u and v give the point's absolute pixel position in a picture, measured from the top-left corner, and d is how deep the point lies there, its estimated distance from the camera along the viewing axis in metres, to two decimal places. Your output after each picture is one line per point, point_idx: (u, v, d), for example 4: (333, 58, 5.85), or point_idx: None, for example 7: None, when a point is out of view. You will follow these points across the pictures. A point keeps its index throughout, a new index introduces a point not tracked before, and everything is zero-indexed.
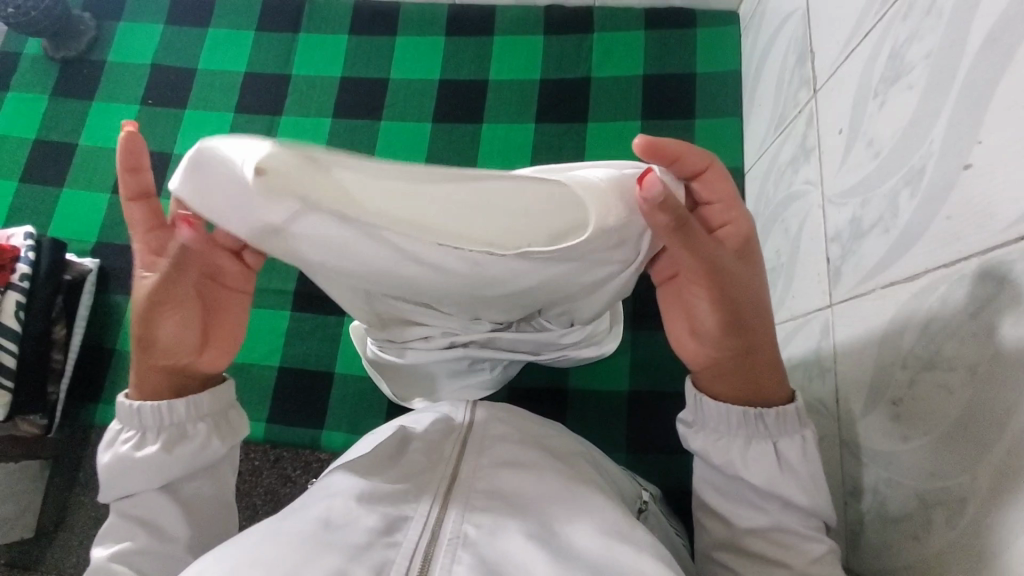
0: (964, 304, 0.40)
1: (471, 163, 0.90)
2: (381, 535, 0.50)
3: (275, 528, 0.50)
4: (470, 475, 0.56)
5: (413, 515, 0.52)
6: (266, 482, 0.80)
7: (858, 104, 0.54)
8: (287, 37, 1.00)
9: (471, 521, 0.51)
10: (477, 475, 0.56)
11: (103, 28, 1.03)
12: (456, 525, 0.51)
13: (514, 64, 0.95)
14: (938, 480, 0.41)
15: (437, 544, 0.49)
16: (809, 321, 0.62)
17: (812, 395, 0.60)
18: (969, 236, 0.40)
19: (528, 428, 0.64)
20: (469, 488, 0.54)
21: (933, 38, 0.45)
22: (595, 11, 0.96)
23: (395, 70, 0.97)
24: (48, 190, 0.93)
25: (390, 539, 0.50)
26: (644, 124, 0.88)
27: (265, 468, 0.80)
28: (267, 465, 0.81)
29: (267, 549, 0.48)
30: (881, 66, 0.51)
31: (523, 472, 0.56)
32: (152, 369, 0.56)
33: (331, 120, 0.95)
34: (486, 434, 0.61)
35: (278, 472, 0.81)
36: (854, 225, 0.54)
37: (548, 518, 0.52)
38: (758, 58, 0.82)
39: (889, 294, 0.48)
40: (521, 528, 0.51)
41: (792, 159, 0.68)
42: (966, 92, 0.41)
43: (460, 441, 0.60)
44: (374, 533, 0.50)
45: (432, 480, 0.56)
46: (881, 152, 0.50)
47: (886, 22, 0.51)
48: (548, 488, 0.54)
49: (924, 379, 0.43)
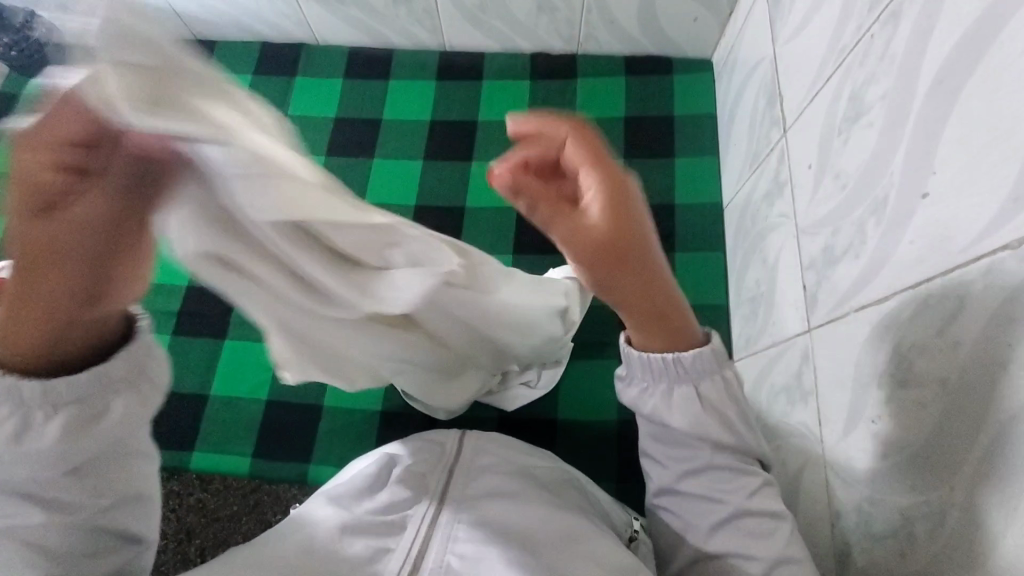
0: (930, 323, 0.42)
1: (461, 200, 0.94)
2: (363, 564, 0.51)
3: (257, 558, 0.52)
4: (453, 506, 0.56)
5: (396, 546, 0.53)
6: (246, 528, 0.78)
7: (825, 141, 0.58)
8: (283, 80, 1.04)
9: (455, 551, 0.52)
10: (462, 506, 0.56)
11: None
12: (438, 557, 0.52)
13: (503, 106, 1.00)
14: (919, 493, 0.43)
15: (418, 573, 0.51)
16: (790, 347, 0.64)
17: (796, 418, 0.62)
18: (932, 258, 0.42)
19: (514, 452, 0.65)
20: (452, 520, 0.54)
21: (887, 81, 0.49)
22: (578, 58, 1.01)
23: (387, 111, 1.01)
24: None
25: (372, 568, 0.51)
26: (626, 163, 0.93)
27: (243, 514, 0.78)
28: (245, 512, 0.78)
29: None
30: (843, 106, 0.55)
31: (507, 502, 0.56)
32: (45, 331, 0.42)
33: (325, 158, 0.98)
34: (475, 464, 0.60)
35: (257, 518, 0.78)
36: (826, 253, 0.57)
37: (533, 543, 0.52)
38: (733, 102, 0.87)
39: (862, 315, 0.50)
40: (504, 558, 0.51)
41: (766, 194, 0.72)
42: (921, 127, 0.44)
43: (448, 468, 0.60)
44: (358, 563, 0.52)
45: (416, 511, 0.55)
46: (847, 184, 0.54)
47: (845, 68, 0.55)
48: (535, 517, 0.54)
49: (899, 397, 0.45)
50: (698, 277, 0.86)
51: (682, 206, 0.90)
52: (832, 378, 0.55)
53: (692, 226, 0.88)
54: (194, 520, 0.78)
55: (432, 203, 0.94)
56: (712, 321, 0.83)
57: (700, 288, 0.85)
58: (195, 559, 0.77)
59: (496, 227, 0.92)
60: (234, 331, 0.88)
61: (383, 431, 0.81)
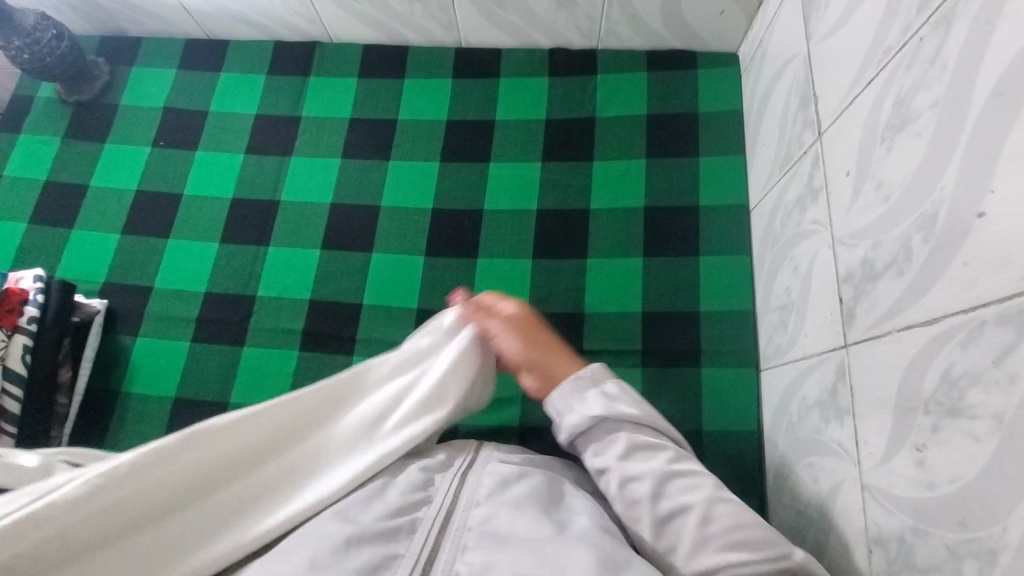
0: (985, 351, 0.40)
1: (478, 203, 0.92)
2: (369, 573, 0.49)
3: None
4: (464, 512, 0.55)
5: (404, 553, 0.51)
6: None
7: (865, 149, 0.55)
8: (297, 80, 1.02)
9: (463, 560, 0.51)
10: (472, 513, 0.55)
11: (117, 72, 1.05)
12: (448, 565, 0.51)
13: (520, 104, 0.97)
14: (969, 530, 0.40)
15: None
16: (824, 362, 0.61)
17: (831, 435, 0.59)
18: (987, 282, 0.40)
19: (529, 460, 0.64)
20: (462, 526, 0.54)
21: (937, 89, 0.46)
22: (598, 53, 0.98)
23: (402, 112, 0.99)
24: (57, 230, 0.94)
25: None
26: (648, 163, 0.90)
27: None
28: None
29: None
30: (886, 112, 0.52)
31: (520, 507, 0.55)
32: None
33: (340, 160, 0.96)
34: (486, 470, 0.60)
35: None
36: (866, 266, 0.54)
37: (547, 550, 0.50)
38: (760, 99, 0.84)
39: (907, 336, 0.48)
40: (515, 562, 0.49)
41: (798, 199, 0.69)
42: (976, 142, 0.42)
43: (459, 474, 0.60)
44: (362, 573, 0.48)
45: (426, 514, 0.55)
46: (890, 196, 0.51)
47: (889, 72, 0.52)
48: (551, 523, 0.53)
49: (948, 426, 0.43)
50: (724, 282, 0.83)
51: (707, 207, 0.87)
52: (871, 396, 0.52)
53: (718, 228, 0.86)
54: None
55: (449, 206, 0.92)
56: (739, 328, 0.80)
57: (726, 294, 0.82)
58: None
59: (514, 231, 0.89)
60: (250, 338, 0.87)
61: None
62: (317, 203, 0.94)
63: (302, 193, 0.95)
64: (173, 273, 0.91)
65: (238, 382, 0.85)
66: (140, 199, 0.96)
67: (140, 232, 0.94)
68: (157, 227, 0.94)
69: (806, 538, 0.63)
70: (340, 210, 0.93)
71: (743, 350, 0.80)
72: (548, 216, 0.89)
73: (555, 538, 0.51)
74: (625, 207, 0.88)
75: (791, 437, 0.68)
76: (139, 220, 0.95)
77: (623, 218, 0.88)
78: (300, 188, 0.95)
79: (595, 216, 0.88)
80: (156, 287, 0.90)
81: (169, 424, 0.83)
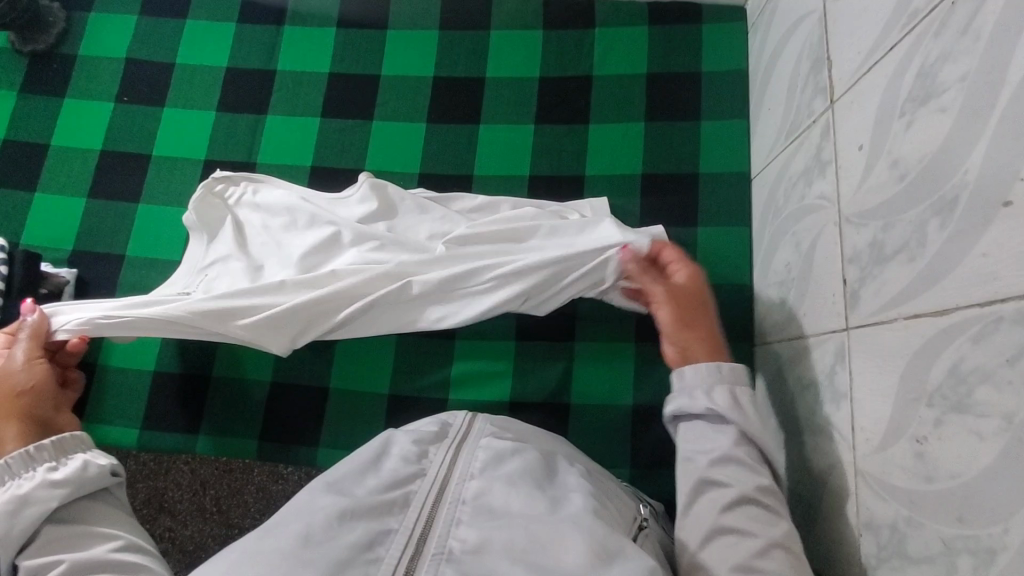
0: (998, 349, 0.38)
1: (467, 167, 0.87)
2: (362, 550, 0.49)
3: (252, 550, 0.48)
4: (459, 486, 0.54)
5: (397, 528, 0.51)
6: (258, 479, 0.78)
7: (881, 122, 0.52)
8: (271, 30, 0.95)
9: (457, 535, 0.51)
10: (467, 487, 0.54)
11: (73, 18, 0.96)
12: (441, 541, 0.50)
13: (512, 60, 0.91)
14: (967, 527, 0.40)
15: (421, 559, 0.49)
16: (822, 344, 0.60)
17: (825, 419, 0.58)
18: (1010, 277, 0.38)
19: (524, 436, 0.63)
20: (456, 500, 0.53)
21: (969, 61, 0.42)
22: (596, 5, 0.91)
23: (386, 66, 0.92)
24: (19, 194, 0.88)
25: (372, 555, 0.49)
26: (647, 127, 0.86)
27: (256, 465, 0.78)
28: (257, 462, 0.79)
29: (242, 572, 0.46)
30: (908, 83, 0.49)
31: (515, 486, 0.54)
32: (22, 424, 0.61)
33: (320, 120, 0.90)
34: (480, 444, 0.58)
35: (269, 470, 0.78)
36: (874, 248, 0.52)
37: (539, 533, 0.50)
38: (768, 58, 0.79)
39: (915, 325, 0.46)
40: (508, 546, 0.49)
41: (805, 170, 0.66)
42: (1009, 123, 0.38)
43: (453, 445, 0.58)
44: (356, 549, 0.48)
45: (420, 488, 0.54)
46: (906, 175, 0.48)
47: (914, 38, 0.48)
48: (543, 501, 0.53)
49: (952, 421, 0.42)
50: (723, 253, 0.80)
51: (707, 174, 0.83)
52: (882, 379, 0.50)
53: (718, 197, 0.82)
54: (208, 473, 0.78)
55: (437, 170, 0.87)
56: (735, 303, 0.78)
57: (724, 266, 0.80)
58: (212, 510, 0.78)
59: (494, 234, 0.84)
60: None
61: (391, 412, 0.79)
62: (296, 166, 0.88)
63: (280, 155, 0.89)
64: (146, 240, 0.86)
65: (221, 356, 0.82)
66: (106, 159, 0.90)
67: (108, 196, 0.88)
68: (126, 191, 0.88)
69: (798, 511, 0.63)
70: (321, 174, 0.88)
71: (741, 325, 0.78)
72: (541, 183, 0.85)
73: (547, 519, 0.51)
74: (622, 173, 0.84)
75: (783, 416, 0.67)
76: (106, 183, 0.89)
77: (620, 186, 0.84)
78: (277, 150, 0.89)
79: (591, 183, 0.84)
80: (128, 256, 0.86)
81: (151, 399, 0.81)
